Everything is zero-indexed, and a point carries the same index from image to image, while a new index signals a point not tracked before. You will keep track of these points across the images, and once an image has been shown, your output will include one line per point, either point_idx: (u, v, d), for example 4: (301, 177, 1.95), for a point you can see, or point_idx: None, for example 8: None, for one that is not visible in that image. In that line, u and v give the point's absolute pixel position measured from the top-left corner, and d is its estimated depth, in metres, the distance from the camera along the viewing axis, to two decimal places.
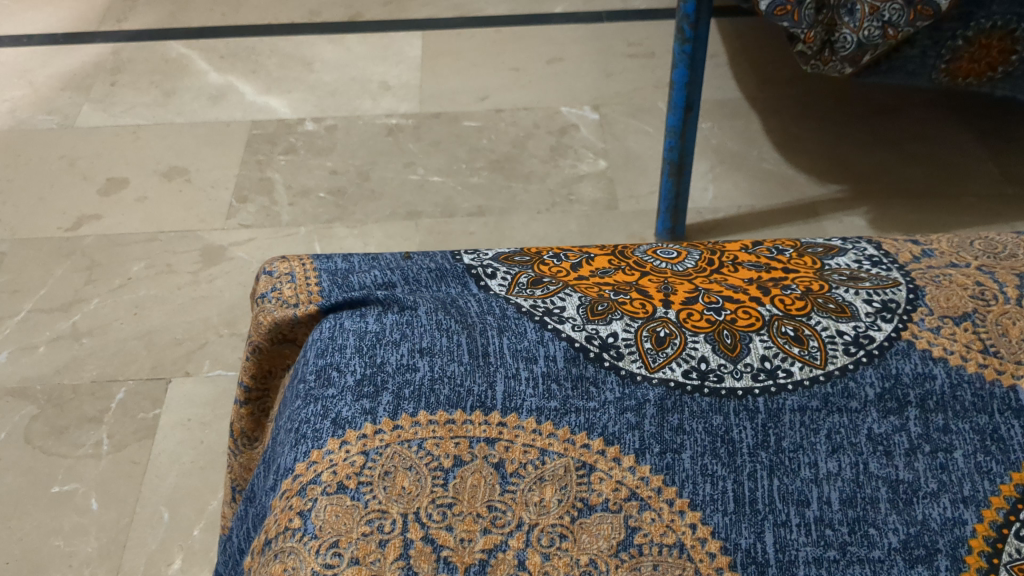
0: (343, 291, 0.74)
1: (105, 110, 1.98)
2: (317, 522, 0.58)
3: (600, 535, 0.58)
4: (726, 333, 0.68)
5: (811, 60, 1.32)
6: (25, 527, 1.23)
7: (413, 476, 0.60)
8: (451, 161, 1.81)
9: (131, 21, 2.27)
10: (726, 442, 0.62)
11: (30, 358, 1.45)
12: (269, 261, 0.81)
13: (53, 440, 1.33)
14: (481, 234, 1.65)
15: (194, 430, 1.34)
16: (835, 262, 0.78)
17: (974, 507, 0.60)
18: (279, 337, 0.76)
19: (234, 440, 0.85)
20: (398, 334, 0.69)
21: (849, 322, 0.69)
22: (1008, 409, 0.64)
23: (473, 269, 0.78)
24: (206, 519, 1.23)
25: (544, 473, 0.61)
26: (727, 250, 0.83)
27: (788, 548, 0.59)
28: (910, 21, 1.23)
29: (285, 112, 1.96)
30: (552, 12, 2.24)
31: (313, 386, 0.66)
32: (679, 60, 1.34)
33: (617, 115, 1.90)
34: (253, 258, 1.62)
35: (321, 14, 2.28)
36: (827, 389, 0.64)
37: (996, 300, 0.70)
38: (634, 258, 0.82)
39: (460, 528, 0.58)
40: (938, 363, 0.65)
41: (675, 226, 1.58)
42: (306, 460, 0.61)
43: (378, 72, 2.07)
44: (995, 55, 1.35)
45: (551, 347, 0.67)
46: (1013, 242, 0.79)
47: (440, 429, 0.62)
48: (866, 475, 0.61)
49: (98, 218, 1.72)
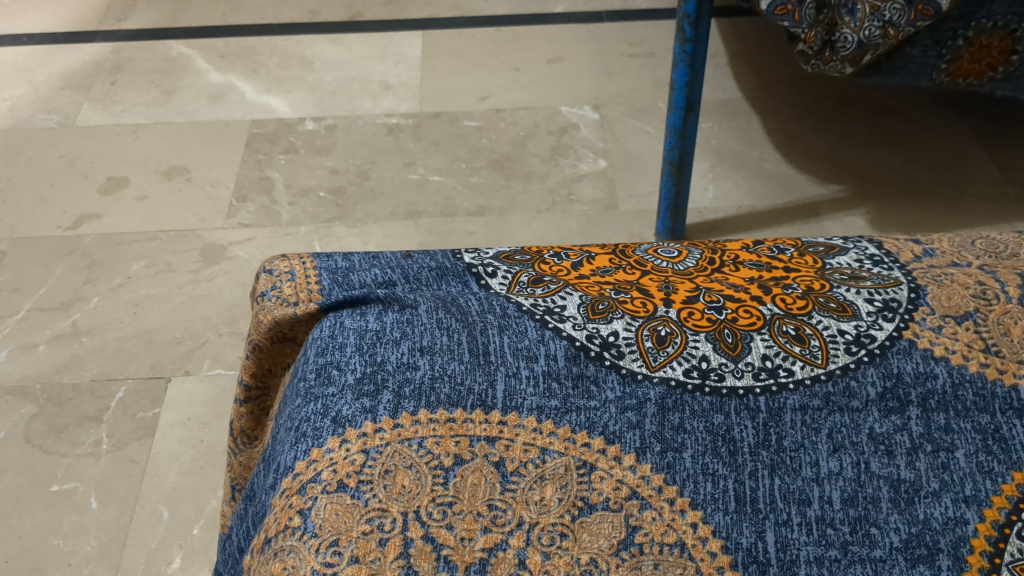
0: (343, 290, 0.74)
1: (105, 109, 1.98)
2: (317, 521, 0.58)
3: (600, 534, 0.58)
4: (726, 332, 0.68)
5: (811, 60, 1.33)
6: (24, 526, 1.22)
7: (413, 475, 0.60)
8: (451, 161, 1.81)
9: (131, 21, 2.27)
10: (727, 441, 0.62)
11: (29, 357, 1.45)
12: (269, 259, 0.81)
13: (52, 439, 1.33)
14: (481, 233, 1.65)
15: (194, 430, 1.34)
16: (836, 262, 0.78)
17: (976, 507, 0.60)
18: (278, 336, 0.76)
19: (234, 438, 0.84)
20: (398, 333, 0.68)
21: (850, 321, 0.69)
22: (1010, 409, 0.63)
23: (473, 268, 0.78)
24: (205, 519, 1.22)
25: (544, 472, 0.60)
26: (727, 249, 0.83)
27: (788, 548, 0.58)
28: (910, 21, 1.23)
29: (285, 111, 1.96)
30: (552, 12, 2.24)
31: (313, 384, 0.66)
32: (680, 60, 1.34)
33: (618, 115, 1.90)
34: (253, 257, 1.62)
35: (321, 14, 2.27)
36: (828, 388, 0.64)
37: (997, 299, 0.70)
38: (635, 257, 0.82)
39: (460, 527, 0.58)
40: (940, 363, 0.65)
41: (676, 225, 1.58)
42: (305, 458, 0.61)
43: (378, 72, 2.07)
44: (995, 56, 1.35)
45: (551, 346, 0.67)
46: (1014, 241, 0.79)
47: (440, 428, 0.62)
48: (867, 475, 0.61)
49: (98, 217, 1.71)
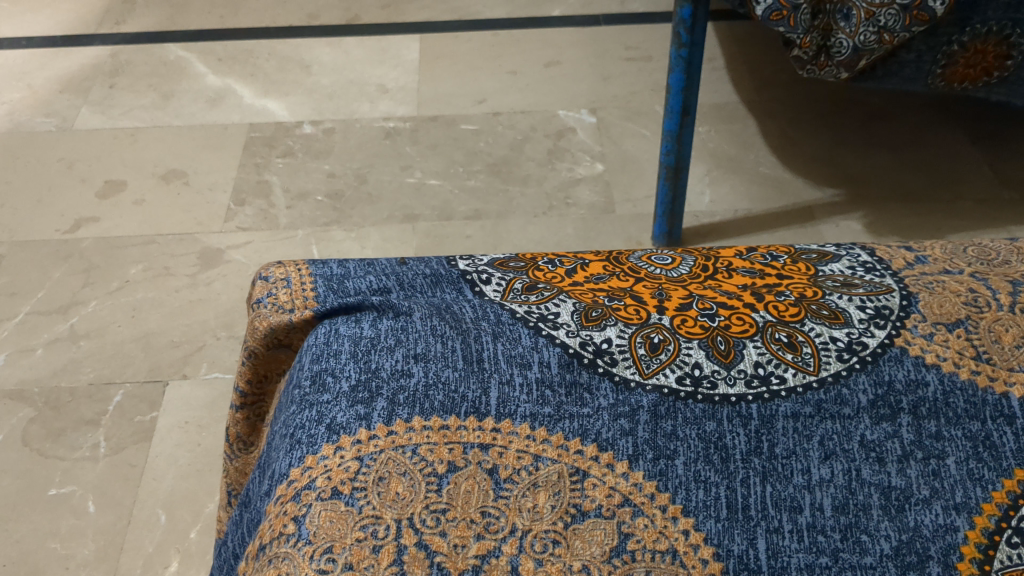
0: (338, 297, 0.75)
1: (103, 112, 1.99)
2: (311, 528, 0.58)
3: (592, 541, 0.58)
4: (718, 339, 0.68)
5: (806, 64, 1.33)
6: (22, 530, 1.23)
7: (407, 482, 0.60)
8: (449, 165, 1.82)
9: (130, 24, 2.27)
10: (720, 448, 0.63)
11: (27, 360, 1.45)
12: (265, 266, 0.81)
13: (50, 442, 1.33)
14: (477, 237, 1.65)
15: (191, 433, 1.34)
16: (829, 268, 0.79)
17: (966, 513, 0.60)
18: (274, 343, 0.76)
19: (229, 445, 0.85)
20: (393, 339, 0.69)
21: (842, 328, 0.69)
22: (1000, 416, 0.64)
23: (467, 275, 0.79)
24: (202, 522, 1.23)
25: (537, 479, 0.61)
26: (721, 256, 0.83)
27: (779, 555, 0.59)
28: (905, 26, 1.24)
29: (283, 114, 1.97)
30: (550, 16, 2.25)
31: (308, 391, 0.66)
32: (676, 64, 1.34)
33: (615, 119, 1.90)
34: (250, 261, 1.62)
35: (320, 17, 2.28)
36: (820, 396, 0.65)
37: (989, 307, 0.70)
38: (629, 264, 0.82)
39: (454, 534, 0.58)
40: (931, 369, 0.66)
41: (672, 230, 1.58)
42: (300, 465, 0.62)
43: (375, 76, 2.08)
44: (990, 60, 1.36)
45: (545, 353, 0.67)
46: (1005, 250, 0.80)
47: (434, 434, 0.63)
48: (858, 482, 0.61)
49: (96, 220, 1.72)
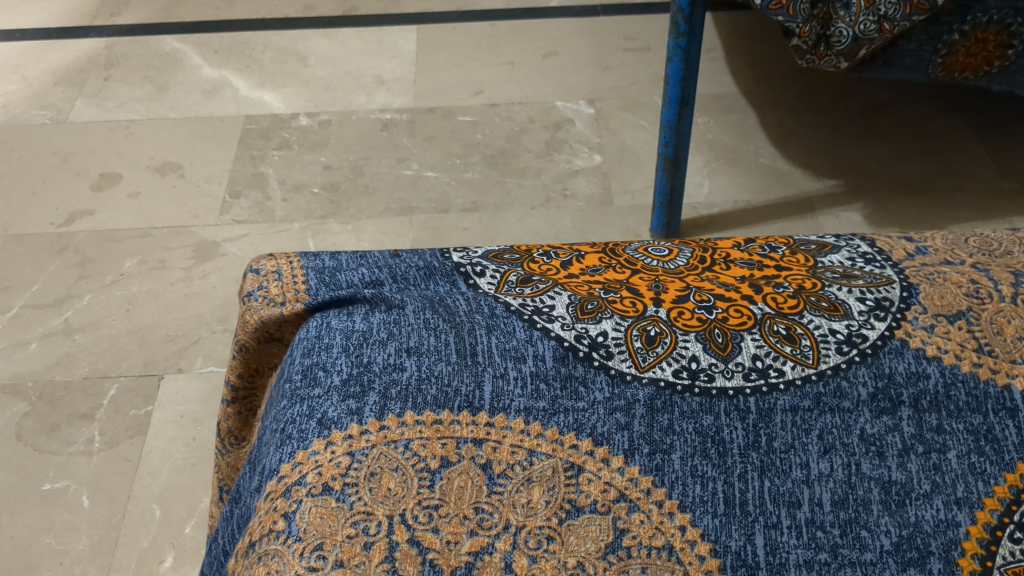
0: (330, 290, 0.73)
1: (98, 105, 1.97)
2: (301, 524, 0.57)
3: (588, 537, 0.58)
4: (717, 332, 0.67)
5: (806, 54, 1.31)
6: (16, 525, 1.22)
7: (399, 478, 0.59)
8: (446, 157, 1.80)
9: (125, 16, 2.25)
10: (717, 443, 0.62)
11: (21, 354, 1.45)
12: (256, 258, 0.80)
13: (44, 437, 1.32)
14: (475, 230, 1.64)
15: (186, 427, 1.33)
16: (828, 260, 0.77)
17: (968, 508, 0.59)
18: (265, 336, 0.75)
19: (221, 439, 0.84)
20: (384, 333, 0.68)
21: (842, 320, 0.68)
22: (1002, 409, 0.63)
23: (461, 268, 0.77)
24: (197, 517, 1.22)
25: (531, 475, 0.60)
26: (718, 248, 0.82)
27: (777, 551, 0.58)
28: (905, 15, 1.22)
29: (279, 106, 1.95)
30: (548, 6, 2.23)
31: (299, 385, 0.65)
32: (674, 55, 1.32)
33: (613, 110, 1.89)
34: (246, 254, 1.61)
35: (315, 8, 2.26)
36: (819, 389, 0.63)
37: (991, 298, 0.69)
38: (626, 256, 0.81)
39: (446, 531, 0.57)
40: (932, 362, 0.65)
41: (670, 222, 1.57)
42: (290, 461, 0.61)
43: (372, 67, 2.06)
44: (991, 50, 1.34)
45: (540, 346, 0.66)
46: (1008, 240, 0.79)
47: (427, 429, 0.61)
48: (858, 476, 0.60)
49: (90, 214, 1.70)
